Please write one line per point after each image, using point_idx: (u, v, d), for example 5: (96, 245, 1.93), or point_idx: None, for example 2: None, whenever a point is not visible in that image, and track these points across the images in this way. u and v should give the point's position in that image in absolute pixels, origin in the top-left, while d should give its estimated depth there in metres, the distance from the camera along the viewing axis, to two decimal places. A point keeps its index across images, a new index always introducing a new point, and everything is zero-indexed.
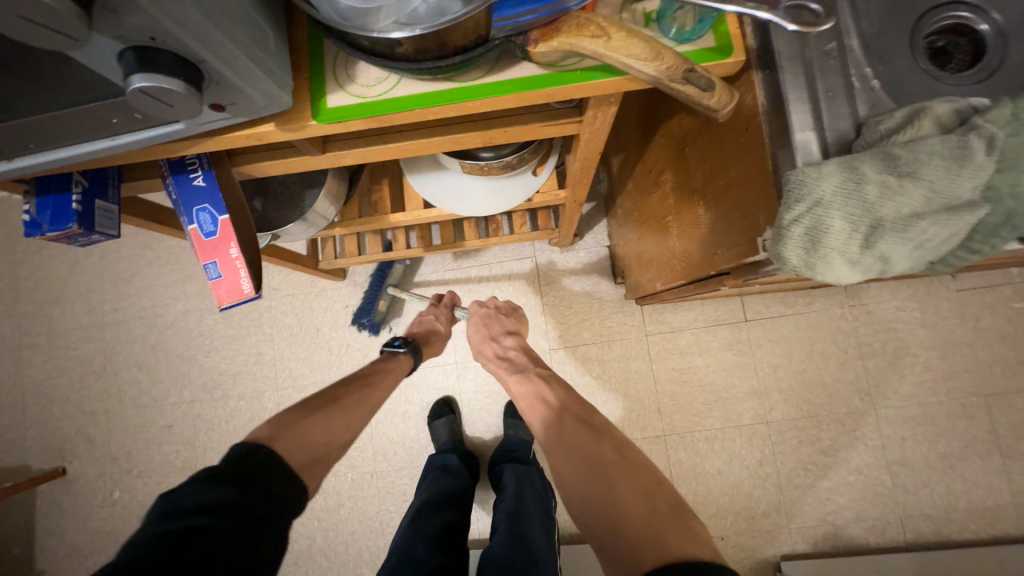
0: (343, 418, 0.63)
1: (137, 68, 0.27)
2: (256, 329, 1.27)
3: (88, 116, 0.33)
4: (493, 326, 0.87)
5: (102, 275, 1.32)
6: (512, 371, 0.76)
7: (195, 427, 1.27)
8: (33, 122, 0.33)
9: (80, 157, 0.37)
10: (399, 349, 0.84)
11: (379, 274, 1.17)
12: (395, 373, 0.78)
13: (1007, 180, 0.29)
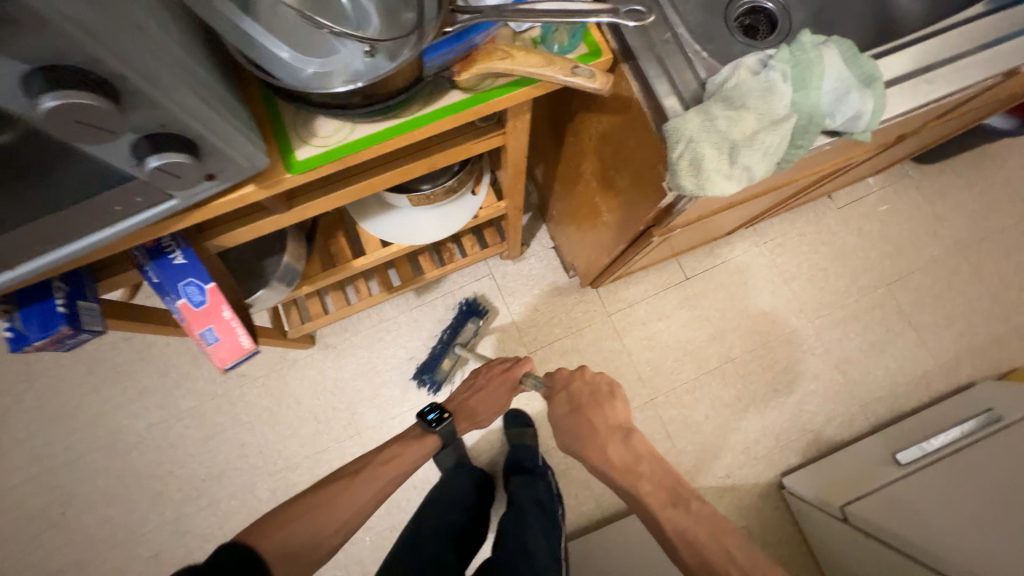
0: (340, 511, 0.72)
1: (151, 151, 0.33)
2: (233, 421, 1.22)
3: (95, 207, 0.38)
4: (597, 419, 0.76)
5: (40, 416, 1.20)
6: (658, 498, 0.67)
7: (187, 545, 1.17)
8: (44, 223, 0.37)
9: (79, 251, 0.41)
10: (432, 422, 0.88)
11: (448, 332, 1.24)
12: (405, 459, 0.82)
13: (803, 95, 0.42)
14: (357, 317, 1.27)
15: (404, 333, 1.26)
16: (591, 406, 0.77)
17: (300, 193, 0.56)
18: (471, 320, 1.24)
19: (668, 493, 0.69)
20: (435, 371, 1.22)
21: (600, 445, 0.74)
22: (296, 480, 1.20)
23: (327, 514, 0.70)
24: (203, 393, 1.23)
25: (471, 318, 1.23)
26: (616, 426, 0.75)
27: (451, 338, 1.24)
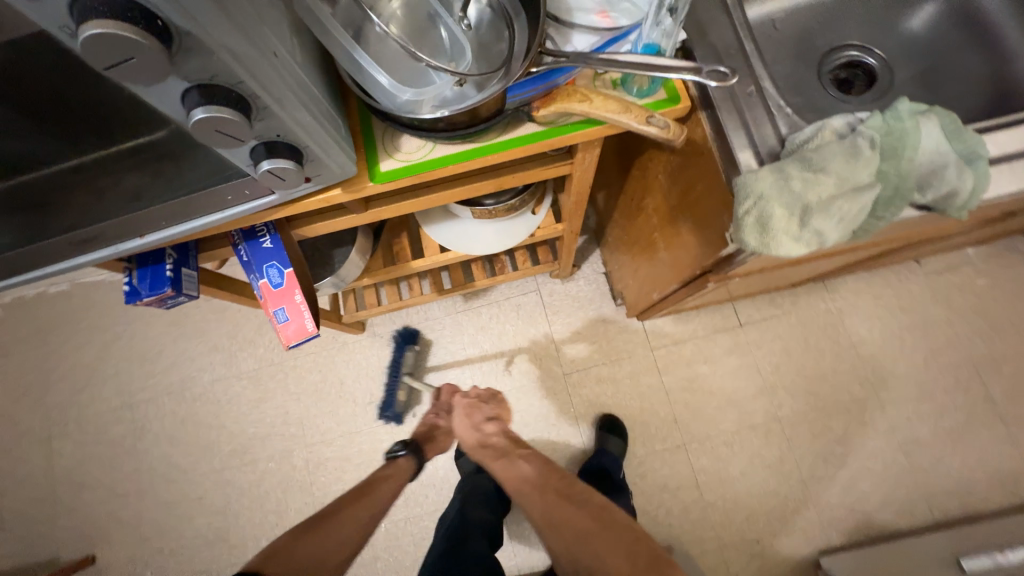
0: (336, 531, 0.74)
1: (265, 156, 0.38)
2: (282, 389, 1.33)
3: (212, 195, 0.44)
4: (475, 416, 0.95)
5: (130, 355, 1.37)
6: (495, 456, 0.87)
7: (227, 495, 1.28)
8: (172, 204, 0.44)
9: (193, 228, 0.48)
10: (399, 452, 0.98)
11: (392, 364, 1.23)
12: (393, 479, 0.90)
13: (892, 164, 0.40)
14: (406, 312, 1.34)
15: (446, 334, 1.31)
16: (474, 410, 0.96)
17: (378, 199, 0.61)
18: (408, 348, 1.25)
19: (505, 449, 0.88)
20: (395, 405, 1.22)
21: (466, 438, 0.92)
22: (328, 455, 1.28)
23: (326, 533, 0.73)
24: (262, 360, 1.35)
25: (406, 348, 1.24)
26: (485, 416, 0.96)
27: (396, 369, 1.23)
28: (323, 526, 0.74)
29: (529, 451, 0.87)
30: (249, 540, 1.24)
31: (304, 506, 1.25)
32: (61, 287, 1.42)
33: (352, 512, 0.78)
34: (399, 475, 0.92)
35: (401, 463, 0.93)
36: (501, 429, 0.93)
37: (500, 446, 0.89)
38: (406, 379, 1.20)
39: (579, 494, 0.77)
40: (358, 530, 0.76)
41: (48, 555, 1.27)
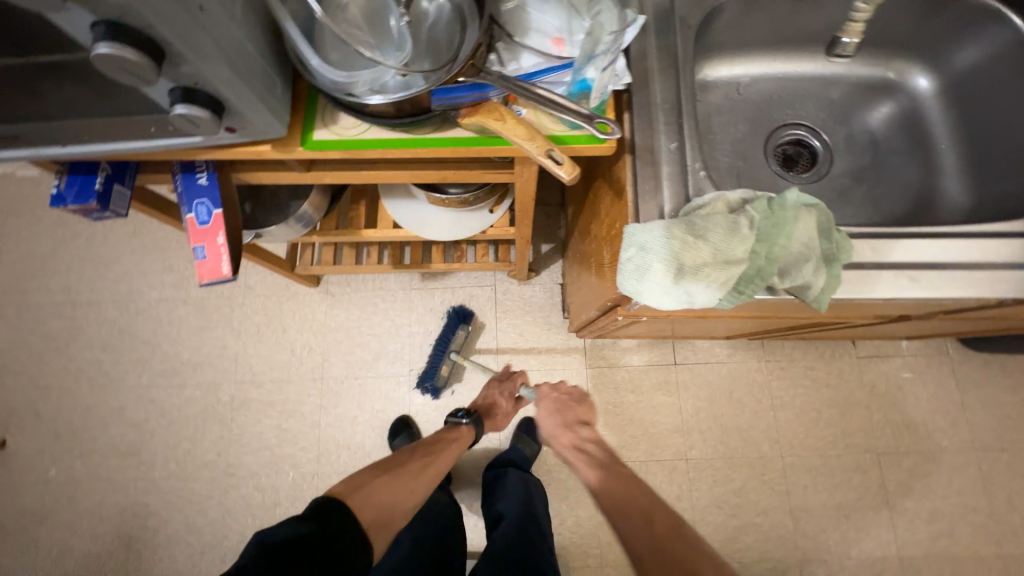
0: (407, 482, 0.77)
1: (180, 101, 0.40)
2: (226, 323, 1.34)
3: (137, 124, 0.46)
4: (566, 415, 0.91)
5: (85, 255, 1.38)
6: (594, 465, 0.82)
7: (148, 412, 1.30)
8: (97, 123, 0.45)
9: (118, 150, 0.49)
10: (463, 421, 0.97)
11: (442, 341, 1.25)
12: (459, 443, 0.92)
13: (764, 247, 0.43)
14: (362, 277, 1.36)
15: (395, 307, 1.34)
16: (563, 408, 0.93)
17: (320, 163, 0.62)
18: (459, 327, 1.27)
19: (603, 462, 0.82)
20: (436, 378, 1.26)
21: (558, 435, 0.89)
22: (255, 396, 1.30)
23: (395, 484, 0.76)
24: (212, 290, 1.36)
25: (460, 326, 1.25)
26: (576, 419, 0.91)
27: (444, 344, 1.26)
28: (397, 474, 0.78)
29: (631, 471, 0.80)
30: (159, 460, 1.27)
31: (220, 439, 1.28)
32: (31, 171, 1.41)
33: (421, 467, 0.82)
34: (465, 435, 0.95)
35: (467, 428, 0.96)
36: (597, 438, 0.88)
37: (595, 456, 0.84)
38: (455, 356, 1.22)
39: (692, 538, 0.68)
40: (424, 482, 0.80)
41: None
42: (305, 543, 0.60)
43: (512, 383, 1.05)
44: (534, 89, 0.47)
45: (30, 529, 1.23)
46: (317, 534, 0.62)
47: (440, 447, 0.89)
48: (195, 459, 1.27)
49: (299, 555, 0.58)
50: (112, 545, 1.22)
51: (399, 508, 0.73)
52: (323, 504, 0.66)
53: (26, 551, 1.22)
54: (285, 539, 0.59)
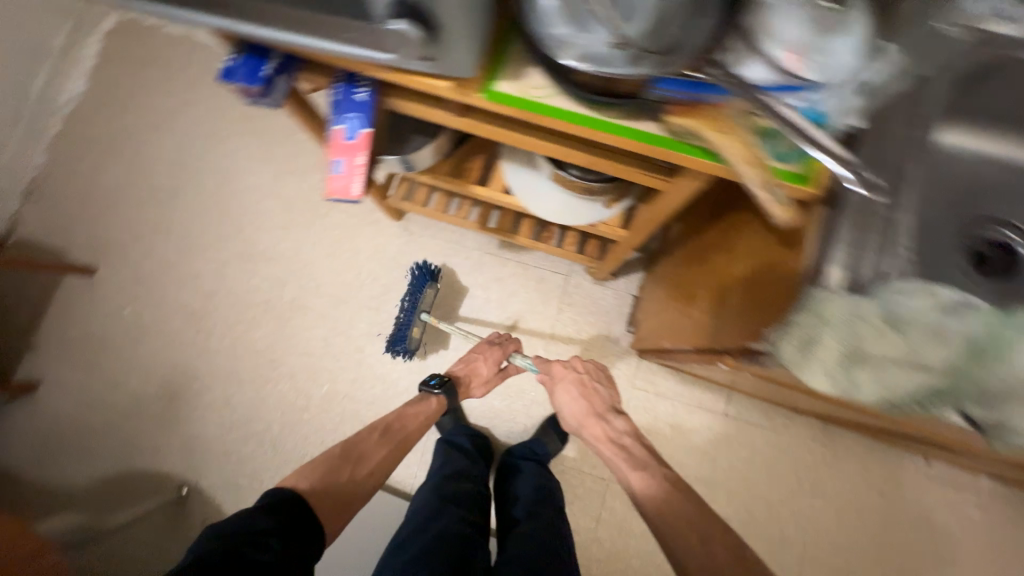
0: (367, 469, 0.78)
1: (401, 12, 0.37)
2: (306, 228, 1.38)
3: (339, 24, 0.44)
4: (594, 403, 0.92)
5: (201, 124, 1.44)
6: (631, 462, 0.79)
7: (217, 286, 1.37)
8: (303, 12, 0.44)
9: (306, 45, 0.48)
10: (434, 391, 0.98)
11: (411, 300, 1.20)
12: (419, 414, 0.93)
13: (971, 366, 0.37)
14: (442, 225, 1.35)
15: (465, 265, 1.33)
16: (591, 392, 0.93)
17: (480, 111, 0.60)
18: (428, 284, 1.21)
19: (635, 460, 0.79)
20: (407, 341, 1.20)
21: (585, 422, 0.89)
22: (313, 304, 1.35)
23: (355, 466, 0.77)
24: (303, 193, 1.40)
25: (428, 284, 1.21)
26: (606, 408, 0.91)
27: (414, 304, 1.21)
28: (358, 457, 0.79)
29: (675, 475, 0.76)
30: (216, 332, 1.35)
31: (272, 332, 1.34)
32: (176, 31, 1.47)
33: (380, 443, 0.83)
34: (434, 407, 0.97)
35: (439, 398, 0.98)
36: (632, 429, 0.87)
37: (635, 452, 0.82)
38: (425, 316, 1.18)
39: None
40: (386, 458, 0.82)
41: (60, 245, 1.41)
42: (271, 529, 0.63)
43: (496, 353, 1.05)
44: (777, 108, 0.42)
45: (95, 353, 1.35)
46: (280, 519, 0.65)
47: (405, 422, 0.90)
48: (246, 343, 1.34)
49: (265, 540, 0.62)
50: (158, 393, 1.32)
51: (359, 489, 0.76)
52: (281, 492, 0.68)
53: (88, 372, 1.34)
54: (247, 527, 0.62)
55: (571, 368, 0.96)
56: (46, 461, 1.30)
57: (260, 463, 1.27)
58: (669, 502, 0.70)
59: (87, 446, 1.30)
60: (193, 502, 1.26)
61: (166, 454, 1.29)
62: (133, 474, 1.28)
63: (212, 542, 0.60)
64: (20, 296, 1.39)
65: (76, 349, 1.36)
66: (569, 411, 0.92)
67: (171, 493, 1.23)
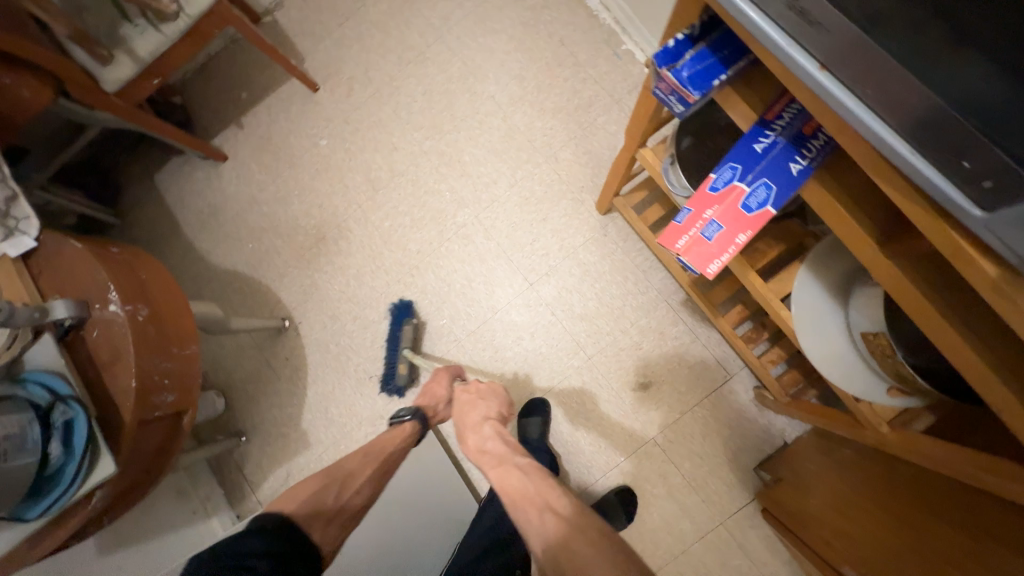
0: (354, 493, 0.82)
1: None
2: (512, 164, 1.29)
3: (968, 145, 0.34)
4: (473, 412, 0.92)
5: (480, 8, 1.35)
6: (494, 462, 0.83)
7: (406, 169, 1.34)
8: (937, 107, 0.34)
9: (872, 125, 0.39)
10: (406, 418, 0.94)
11: (391, 341, 1.23)
12: (395, 438, 0.91)
13: None
14: (639, 246, 1.21)
15: (635, 298, 1.20)
16: (472, 406, 0.93)
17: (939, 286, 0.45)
18: (406, 323, 1.24)
19: (501, 462, 0.83)
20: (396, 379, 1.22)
21: (466, 438, 0.90)
22: (475, 239, 1.28)
23: (340, 487, 0.81)
24: (531, 129, 1.29)
25: (407, 320, 1.23)
26: (482, 415, 0.91)
27: (395, 343, 1.23)
28: (342, 480, 0.82)
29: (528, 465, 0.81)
30: (382, 209, 1.34)
31: (427, 241, 1.30)
32: None
33: (362, 464, 0.85)
34: (408, 436, 0.92)
35: (412, 423, 0.93)
36: (497, 433, 0.88)
37: (496, 452, 0.85)
38: (405, 354, 1.20)
39: None
40: (371, 476, 0.85)
41: (302, 48, 1.42)
42: (254, 550, 0.67)
43: (446, 375, 1.01)
44: None
45: (279, 161, 1.40)
46: (267, 537, 0.70)
47: (383, 446, 0.89)
48: (399, 235, 1.32)
49: (251, 561, 0.66)
50: (309, 230, 1.36)
51: (345, 507, 0.80)
52: (262, 518, 0.73)
53: (265, 174, 1.40)
54: (233, 550, 0.67)
55: (467, 391, 0.96)
56: (201, 227, 1.41)
57: (352, 345, 1.31)
58: (523, 504, 0.75)
59: (234, 236, 1.39)
60: (288, 337, 1.34)
61: (287, 283, 1.35)
62: (256, 283, 1.36)
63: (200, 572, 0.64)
64: (251, 74, 1.44)
65: (267, 149, 1.41)
66: (461, 424, 0.92)
67: (277, 321, 1.30)
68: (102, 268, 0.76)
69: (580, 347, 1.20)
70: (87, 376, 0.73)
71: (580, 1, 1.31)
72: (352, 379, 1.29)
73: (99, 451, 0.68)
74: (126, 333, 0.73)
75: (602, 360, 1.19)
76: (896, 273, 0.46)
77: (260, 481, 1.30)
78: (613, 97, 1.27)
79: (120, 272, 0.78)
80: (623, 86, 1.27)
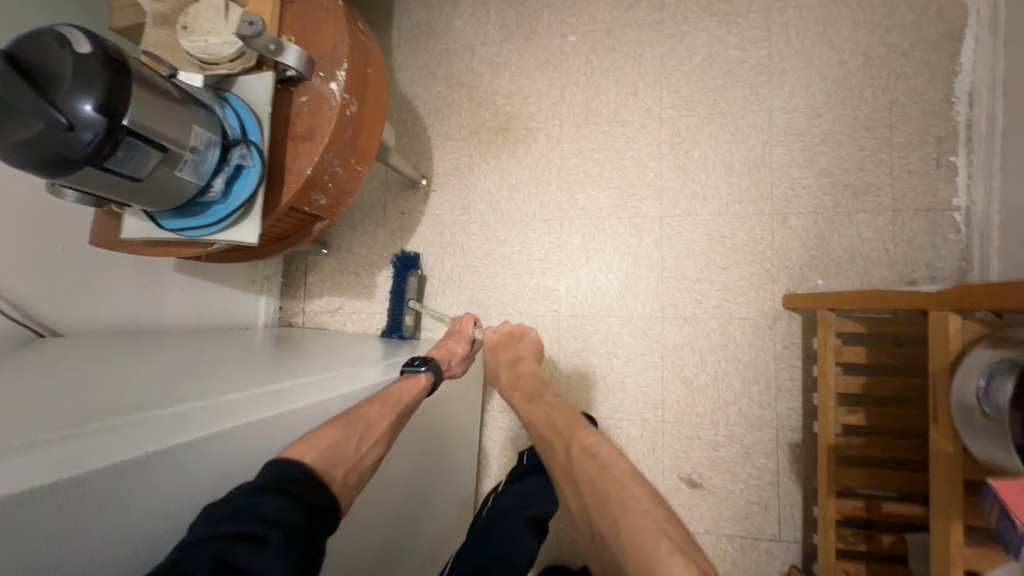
0: (354, 438, 0.65)
1: None
2: (734, 192, 1.10)
3: None
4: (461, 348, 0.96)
5: (834, 9, 1.07)
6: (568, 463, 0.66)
7: (628, 122, 1.16)
8: None
9: None
10: (420, 367, 0.83)
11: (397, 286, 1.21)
12: (410, 385, 0.79)
13: None
14: (793, 363, 1.05)
15: (748, 404, 1.06)
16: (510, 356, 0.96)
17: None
18: (411, 272, 1.21)
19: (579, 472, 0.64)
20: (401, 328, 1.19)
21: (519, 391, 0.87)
22: (643, 237, 1.13)
23: (354, 432, 0.66)
24: (780, 173, 1.08)
25: (409, 272, 1.20)
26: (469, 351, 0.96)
27: (399, 292, 1.20)
28: (357, 424, 0.66)
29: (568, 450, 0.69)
30: (578, 143, 1.19)
31: (597, 204, 1.16)
32: None
33: (381, 412, 0.70)
34: (425, 384, 0.81)
35: (427, 373, 0.82)
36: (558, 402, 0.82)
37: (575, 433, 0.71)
38: (411, 303, 1.16)
39: None
40: (391, 429, 0.70)
41: None
42: (273, 521, 0.50)
43: (463, 337, 0.97)
44: None
45: (519, 29, 1.24)
46: (291, 504, 0.52)
47: (399, 392, 0.76)
48: (576, 179, 1.18)
49: (261, 530, 0.49)
50: (499, 114, 1.24)
51: (361, 459, 0.64)
52: (278, 468, 0.55)
53: (496, 32, 1.26)
54: (243, 508, 0.49)
55: (496, 330, 1.03)
56: (409, 42, 1.31)
57: (463, 245, 1.24)
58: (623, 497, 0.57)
59: (431, 72, 1.29)
60: (416, 196, 1.28)
61: (447, 150, 1.27)
62: (421, 129, 1.29)
63: (187, 547, 0.45)
64: None
65: (515, 9, 1.25)
66: (494, 356, 0.98)
67: (416, 177, 1.24)
68: (344, 40, 0.68)
69: (660, 406, 1.09)
70: (275, 136, 0.68)
71: (949, 76, 1.02)
72: (443, 274, 1.24)
73: (249, 214, 0.65)
74: (331, 119, 0.67)
75: (672, 433, 1.08)
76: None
77: (314, 295, 1.32)
78: (894, 202, 1.03)
79: (356, 54, 0.69)
80: (914, 199, 1.02)
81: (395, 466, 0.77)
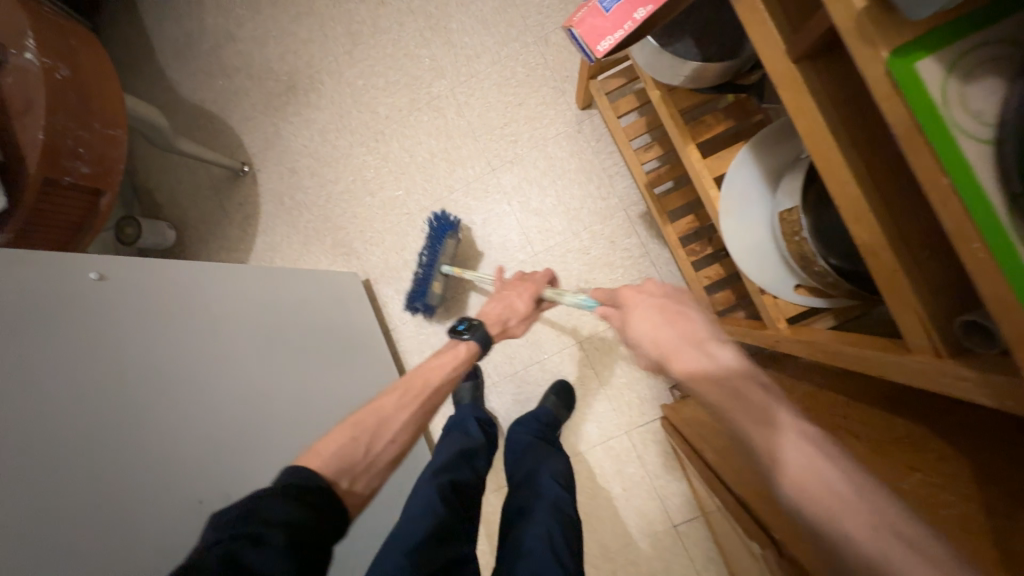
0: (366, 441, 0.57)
1: None
2: (499, 40, 1.20)
3: None
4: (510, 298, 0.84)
5: None
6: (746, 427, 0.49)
7: (388, 27, 1.25)
8: None
9: None
10: (462, 338, 0.78)
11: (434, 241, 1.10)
12: (450, 361, 0.74)
13: None
14: (611, 150, 1.14)
15: (595, 202, 1.15)
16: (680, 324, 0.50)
17: (839, 119, 0.40)
18: (451, 237, 1.11)
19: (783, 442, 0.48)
20: (429, 298, 1.10)
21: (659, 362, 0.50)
22: (446, 114, 1.22)
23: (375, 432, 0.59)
24: (525, 5, 1.18)
25: (449, 235, 1.10)
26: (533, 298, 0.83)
27: (432, 258, 1.10)
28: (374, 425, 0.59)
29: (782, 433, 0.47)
30: (356, 67, 1.26)
31: (397, 107, 1.24)
32: None
33: (402, 398, 0.65)
34: (463, 355, 0.76)
35: (468, 344, 0.77)
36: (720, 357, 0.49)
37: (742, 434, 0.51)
38: (446, 269, 1.09)
39: None
40: (412, 422, 0.64)
41: None
42: (278, 520, 0.42)
43: (527, 286, 0.84)
44: None
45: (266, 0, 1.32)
46: (299, 504, 0.45)
47: (430, 373, 0.71)
48: (371, 97, 1.25)
49: (262, 526, 0.41)
50: (281, 76, 1.30)
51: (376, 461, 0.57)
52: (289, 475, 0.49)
53: (247, 12, 1.33)
54: (255, 502, 0.43)
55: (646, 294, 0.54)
56: (175, 57, 1.36)
57: (307, 202, 1.28)
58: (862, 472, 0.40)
59: (207, 72, 1.34)
60: (245, 182, 1.32)
61: (253, 130, 1.32)
62: (222, 123, 1.33)
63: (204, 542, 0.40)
64: None
65: None
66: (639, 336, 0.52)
67: (235, 164, 1.28)
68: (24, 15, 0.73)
69: (530, 242, 1.17)
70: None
71: None
72: (300, 235, 1.28)
73: None
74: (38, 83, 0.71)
75: (547, 259, 1.16)
76: (798, 86, 0.40)
77: None
78: None
79: (45, 25, 0.75)
80: None
81: (266, 362, 0.81)
